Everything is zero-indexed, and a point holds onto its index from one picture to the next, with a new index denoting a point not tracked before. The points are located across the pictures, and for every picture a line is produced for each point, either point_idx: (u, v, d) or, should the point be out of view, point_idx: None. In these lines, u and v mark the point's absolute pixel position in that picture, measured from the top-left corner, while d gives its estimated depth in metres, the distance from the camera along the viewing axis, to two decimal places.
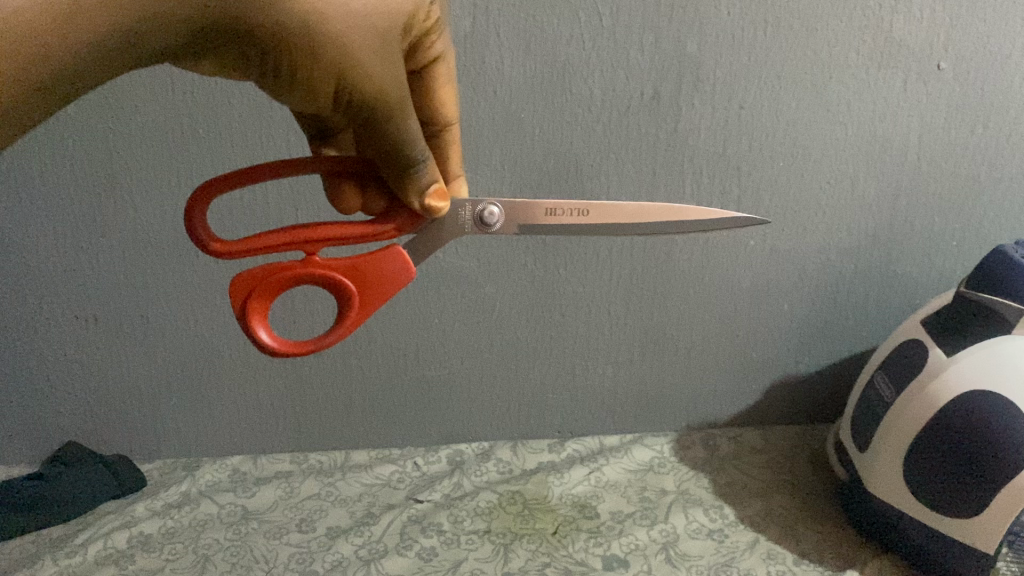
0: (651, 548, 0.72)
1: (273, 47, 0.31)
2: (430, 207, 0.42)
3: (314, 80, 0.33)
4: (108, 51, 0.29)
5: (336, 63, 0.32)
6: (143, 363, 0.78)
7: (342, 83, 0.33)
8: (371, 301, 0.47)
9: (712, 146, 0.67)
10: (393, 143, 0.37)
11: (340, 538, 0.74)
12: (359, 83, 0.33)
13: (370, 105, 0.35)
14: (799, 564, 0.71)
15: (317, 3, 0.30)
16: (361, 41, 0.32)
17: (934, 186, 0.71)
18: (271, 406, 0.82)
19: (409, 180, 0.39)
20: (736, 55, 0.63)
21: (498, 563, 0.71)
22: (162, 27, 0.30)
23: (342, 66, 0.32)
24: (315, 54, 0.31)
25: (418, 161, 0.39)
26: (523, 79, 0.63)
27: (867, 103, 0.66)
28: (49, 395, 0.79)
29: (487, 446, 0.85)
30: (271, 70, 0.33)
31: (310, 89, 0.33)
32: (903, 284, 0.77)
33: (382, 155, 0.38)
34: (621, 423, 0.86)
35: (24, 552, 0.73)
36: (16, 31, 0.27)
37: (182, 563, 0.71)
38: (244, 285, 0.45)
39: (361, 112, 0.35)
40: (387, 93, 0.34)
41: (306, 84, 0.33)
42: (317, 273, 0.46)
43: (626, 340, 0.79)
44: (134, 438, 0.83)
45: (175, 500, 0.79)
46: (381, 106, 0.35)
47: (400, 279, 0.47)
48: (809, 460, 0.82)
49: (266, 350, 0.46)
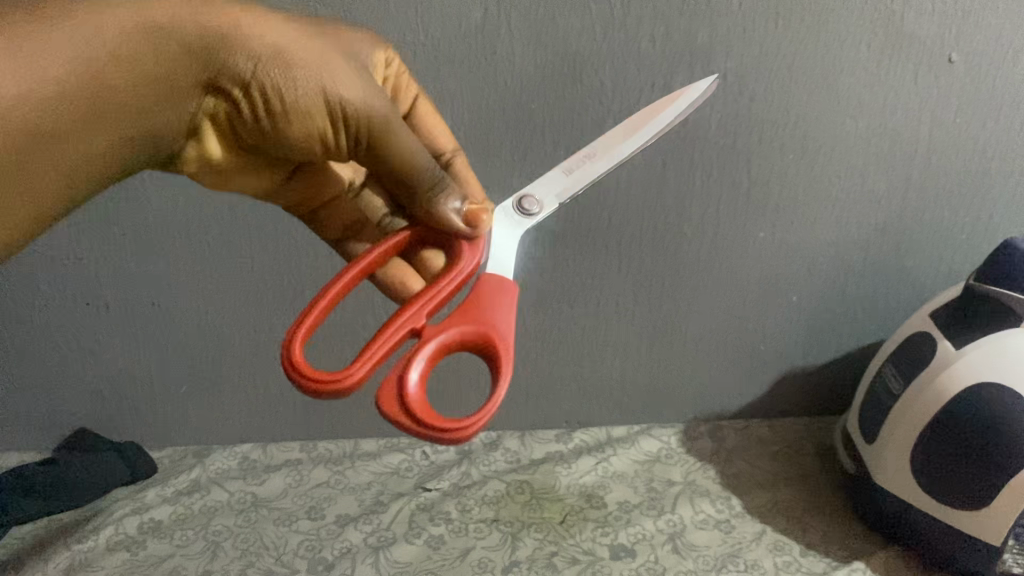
0: (658, 539, 0.73)
1: (269, 79, 0.38)
2: (473, 220, 0.43)
3: (308, 104, 0.39)
4: (133, 105, 0.36)
5: (320, 85, 0.39)
6: (154, 351, 0.78)
7: (334, 105, 0.40)
8: (505, 336, 0.41)
9: (722, 138, 0.67)
10: (398, 162, 0.41)
11: (349, 526, 0.74)
12: (352, 102, 0.40)
13: (367, 126, 0.40)
14: (805, 554, 0.71)
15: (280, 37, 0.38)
16: (331, 62, 0.39)
17: (944, 179, 0.71)
18: (282, 395, 0.82)
19: (435, 202, 0.42)
20: (747, 48, 0.63)
21: (505, 552, 0.72)
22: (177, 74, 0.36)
23: (327, 86, 0.39)
24: (299, 78, 0.38)
25: (435, 174, 0.42)
26: (534, 70, 0.63)
27: (878, 96, 0.66)
28: (61, 382, 0.80)
29: (495, 436, 0.86)
30: (270, 110, 0.39)
31: (308, 119, 0.40)
32: (912, 277, 0.77)
33: (393, 179, 0.43)
34: (629, 414, 0.86)
35: (37, 539, 0.74)
36: (73, 95, 0.33)
37: (193, 550, 0.72)
38: (392, 386, 0.36)
39: (360, 137, 0.41)
40: (379, 111, 0.40)
41: (303, 112, 0.39)
42: (447, 338, 0.40)
43: (634, 331, 0.80)
44: (145, 425, 0.83)
45: (185, 486, 0.79)
46: (374, 121, 0.40)
47: (506, 295, 0.43)
48: (817, 452, 0.82)
49: (450, 430, 0.36)
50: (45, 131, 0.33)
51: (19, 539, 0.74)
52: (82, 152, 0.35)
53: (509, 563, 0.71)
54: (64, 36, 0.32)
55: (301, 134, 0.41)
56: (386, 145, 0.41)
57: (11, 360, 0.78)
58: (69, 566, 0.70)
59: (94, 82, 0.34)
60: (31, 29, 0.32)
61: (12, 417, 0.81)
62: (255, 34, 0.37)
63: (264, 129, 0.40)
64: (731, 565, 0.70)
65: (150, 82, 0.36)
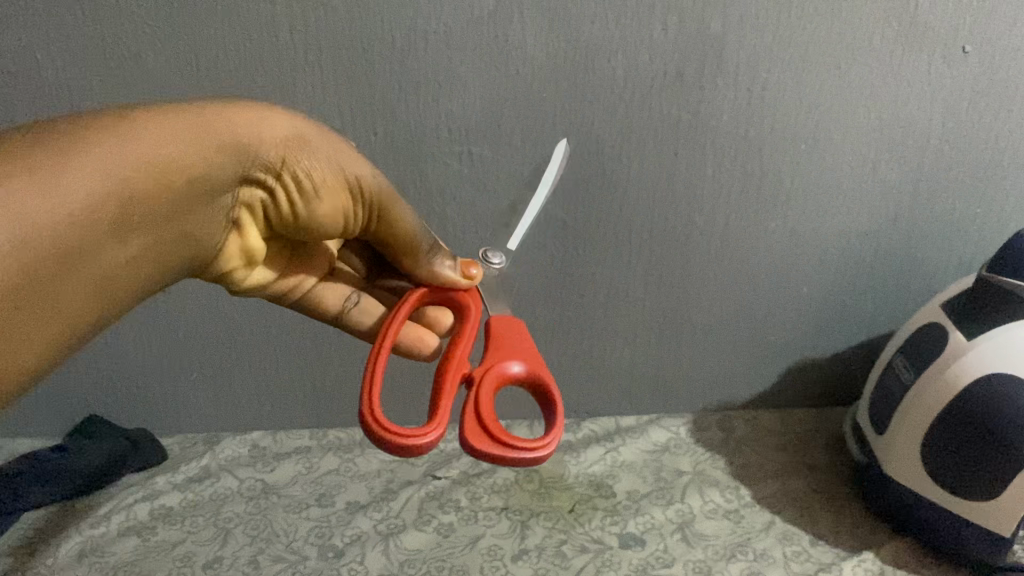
0: (667, 528, 0.73)
1: (283, 166, 0.38)
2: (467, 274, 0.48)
3: (322, 186, 0.40)
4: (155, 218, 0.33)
5: (332, 165, 0.39)
6: (164, 339, 0.78)
7: (344, 184, 0.41)
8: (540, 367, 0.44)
9: (734, 128, 0.67)
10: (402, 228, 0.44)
11: (359, 513, 0.75)
12: (361, 181, 0.41)
13: (374, 200, 0.42)
14: (814, 544, 0.71)
15: (298, 120, 0.38)
16: (338, 143, 0.40)
17: (957, 170, 0.71)
18: (292, 383, 0.83)
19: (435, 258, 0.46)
20: (760, 37, 0.63)
21: (515, 540, 0.72)
22: (199, 176, 0.34)
23: (337, 167, 0.40)
24: (312, 156, 0.38)
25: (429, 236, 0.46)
26: (546, 58, 0.63)
27: (890, 86, 0.66)
28: (72, 369, 0.80)
29: (504, 425, 0.86)
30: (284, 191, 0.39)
31: (319, 195, 0.40)
32: (922, 268, 0.77)
33: (397, 247, 0.45)
34: (638, 404, 0.86)
35: (48, 523, 0.74)
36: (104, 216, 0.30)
37: (204, 536, 0.72)
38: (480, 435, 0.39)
39: (365, 212, 0.43)
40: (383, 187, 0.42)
41: (314, 191, 0.40)
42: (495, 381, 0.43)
43: (644, 321, 0.80)
44: (155, 412, 0.84)
45: (195, 473, 0.80)
46: (383, 197, 0.43)
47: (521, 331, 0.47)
48: (826, 443, 0.83)
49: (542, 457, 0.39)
50: (72, 253, 0.29)
51: (30, 523, 0.74)
52: (104, 282, 0.31)
53: (518, 551, 0.71)
54: (97, 153, 0.29)
55: (330, 220, 0.42)
56: (397, 216, 0.44)
57: None
58: (81, 552, 0.71)
59: (124, 201, 0.31)
60: (65, 148, 0.29)
61: (23, 403, 0.82)
62: (258, 126, 0.36)
63: (289, 216, 0.41)
64: (740, 554, 0.70)
65: (175, 189, 0.33)
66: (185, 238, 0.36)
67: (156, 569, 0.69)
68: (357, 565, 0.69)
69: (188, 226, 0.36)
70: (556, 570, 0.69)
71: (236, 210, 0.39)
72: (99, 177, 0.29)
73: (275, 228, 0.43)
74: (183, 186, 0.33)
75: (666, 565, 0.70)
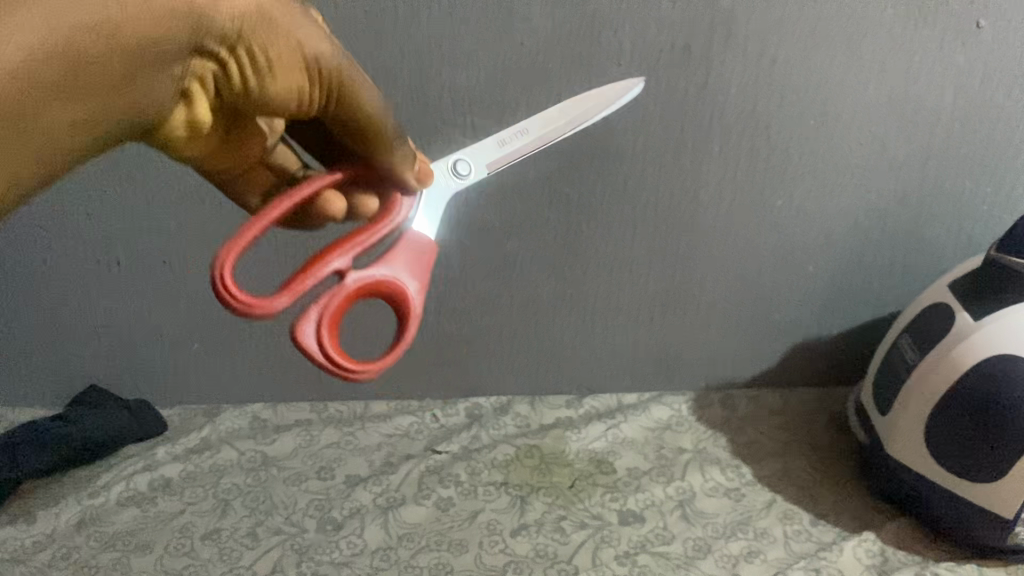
0: (667, 505, 0.73)
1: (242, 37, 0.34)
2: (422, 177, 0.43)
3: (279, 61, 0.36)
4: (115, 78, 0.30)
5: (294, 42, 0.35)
6: (165, 309, 0.78)
7: (307, 61, 0.36)
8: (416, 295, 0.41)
9: (743, 103, 0.66)
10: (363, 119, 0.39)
11: (359, 486, 0.74)
12: (324, 61, 0.37)
13: (335, 81, 0.37)
14: (815, 524, 0.71)
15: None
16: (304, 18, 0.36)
17: (968, 148, 0.70)
18: (292, 356, 0.82)
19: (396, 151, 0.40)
20: (770, 10, 0.62)
21: (515, 515, 0.72)
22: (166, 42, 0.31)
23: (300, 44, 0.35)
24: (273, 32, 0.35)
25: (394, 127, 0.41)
26: (552, 29, 0.62)
27: (903, 62, 0.65)
28: (72, 338, 0.79)
29: (505, 400, 0.86)
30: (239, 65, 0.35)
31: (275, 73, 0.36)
32: (930, 247, 0.76)
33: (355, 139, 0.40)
34: (640, 381, 0.86)
35: (48, 492, 0.74)
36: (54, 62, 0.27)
37: (203, 507, 0.72)
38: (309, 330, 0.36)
39: (328, 95, 0.38)
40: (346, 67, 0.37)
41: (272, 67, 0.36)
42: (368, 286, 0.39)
43: (648, 298, 0.79)
44: (156, 383, 0.83)
45: (195, 445, 0.79)
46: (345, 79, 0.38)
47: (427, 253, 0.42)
48: (829, 422, 0.82)
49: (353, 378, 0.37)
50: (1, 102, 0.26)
51: (31, 493, 0.74)
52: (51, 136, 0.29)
53: (517, 526, 0.71)
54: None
55: (285, 97, 0.37)
56: (359, 104, 0.38)
57: (22, 314, 0.78)
58: (80, 522, 0.71)
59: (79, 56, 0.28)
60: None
61: (24, 371, 0.81)
62: None
63: (241, 89, 0.37)
64: (740, 533, 0.70)
65: (147, 47, 0.31)
66: (135, 112, 0.33)
67: (156, 540, 0.69)
68: (356, 538, 0.69)
69: (149, 94, 0.33)
70: (556, 546, 0.69)
71: (185, 81, 0.35)
72: (53, 15, 0.27)
73: (224, 101, 0.38)
74: (141, 47, 0.30)
75: (665, 542, 0.69)
